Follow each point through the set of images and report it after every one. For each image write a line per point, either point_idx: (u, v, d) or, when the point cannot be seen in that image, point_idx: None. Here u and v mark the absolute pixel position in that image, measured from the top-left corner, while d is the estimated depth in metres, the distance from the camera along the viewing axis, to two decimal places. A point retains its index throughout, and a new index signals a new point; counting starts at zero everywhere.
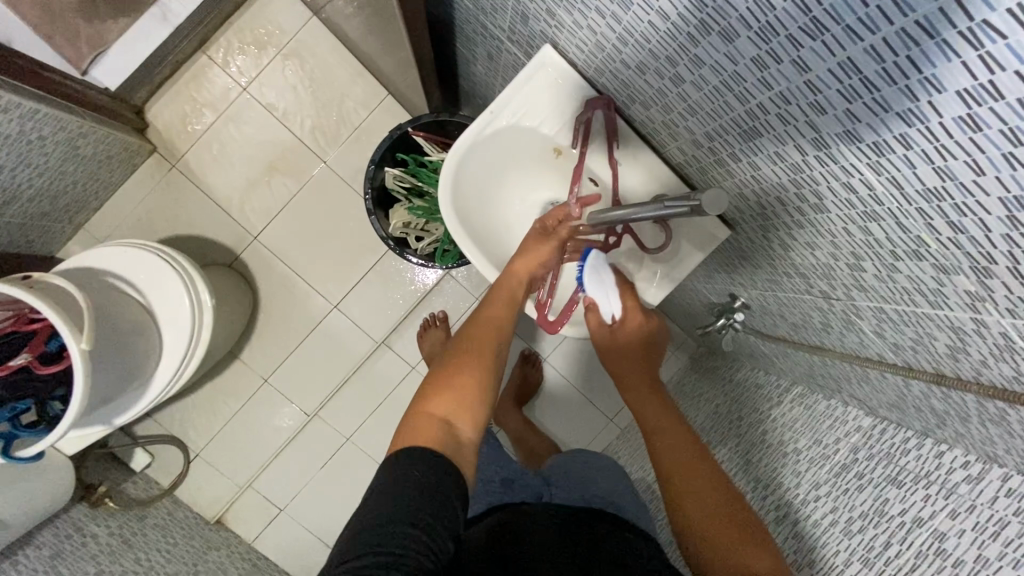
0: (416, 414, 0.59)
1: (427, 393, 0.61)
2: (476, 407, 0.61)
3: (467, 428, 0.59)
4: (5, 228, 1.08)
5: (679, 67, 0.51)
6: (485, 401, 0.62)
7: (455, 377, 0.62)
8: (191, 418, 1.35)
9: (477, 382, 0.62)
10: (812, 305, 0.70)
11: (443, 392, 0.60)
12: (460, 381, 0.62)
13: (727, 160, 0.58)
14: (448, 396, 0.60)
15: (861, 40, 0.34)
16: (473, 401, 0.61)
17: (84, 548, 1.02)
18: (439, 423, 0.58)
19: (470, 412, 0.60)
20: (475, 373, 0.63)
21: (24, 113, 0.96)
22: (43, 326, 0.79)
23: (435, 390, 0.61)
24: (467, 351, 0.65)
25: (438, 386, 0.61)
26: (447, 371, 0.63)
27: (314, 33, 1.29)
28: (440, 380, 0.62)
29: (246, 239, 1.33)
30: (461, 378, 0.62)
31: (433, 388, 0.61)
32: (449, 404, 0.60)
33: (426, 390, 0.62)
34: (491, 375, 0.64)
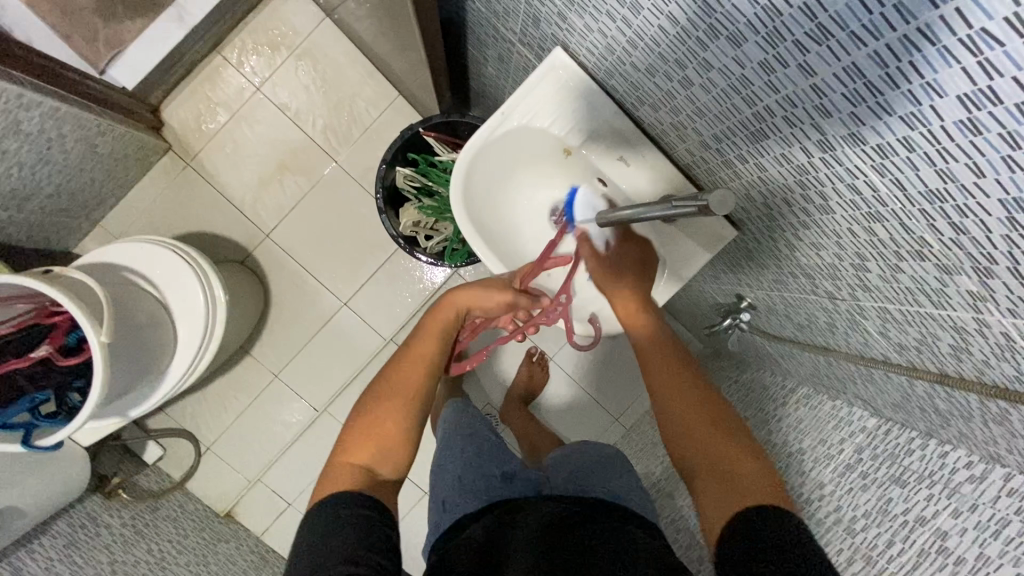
0: (335, 464, 0.64)
1: (349, 439, 0.66)
2: (397, 452, 0.66)
3: (387, 470, 0.65)
4: (24, 224, 1.10)
5: (688, 70, 0.52)
6: (406, 445, 0.68)
7: (376, 423, 0.67)
8: (202, 412, 1.37)
9: (399, 425, 0.68)
10: (817, 305, 0.71)
11: (365, 439, 0.66)
12: (384, 428, 0.67)
13: (735, 162, 0.59)
14: (368, 442, 0.66)
15: (865, 46, 0.35)
16: (394, 444, 0.67)
17: (97, 538, 1.04)
18: (359, 470, 0.63)
19: (392, 456, 0.66)
20: (397, 416, 0.68)
21: (45, 112, 0.98)
22: (63, 318, 0.81)
23: (357, 436, 0.66)
24: (391, 395, 0.70)
25: (360, 431, 0.67)
26: (370, 413, 0.68)
27: (326, 34, 1.31)
28: (364, 424, 0.67)
29: (258, 236, 1.35)
30: (384, 425, 0.67)
31: (355, 435, 0.67)
32: (367, 449, 0.65)
33: (346, 437, 0.67)
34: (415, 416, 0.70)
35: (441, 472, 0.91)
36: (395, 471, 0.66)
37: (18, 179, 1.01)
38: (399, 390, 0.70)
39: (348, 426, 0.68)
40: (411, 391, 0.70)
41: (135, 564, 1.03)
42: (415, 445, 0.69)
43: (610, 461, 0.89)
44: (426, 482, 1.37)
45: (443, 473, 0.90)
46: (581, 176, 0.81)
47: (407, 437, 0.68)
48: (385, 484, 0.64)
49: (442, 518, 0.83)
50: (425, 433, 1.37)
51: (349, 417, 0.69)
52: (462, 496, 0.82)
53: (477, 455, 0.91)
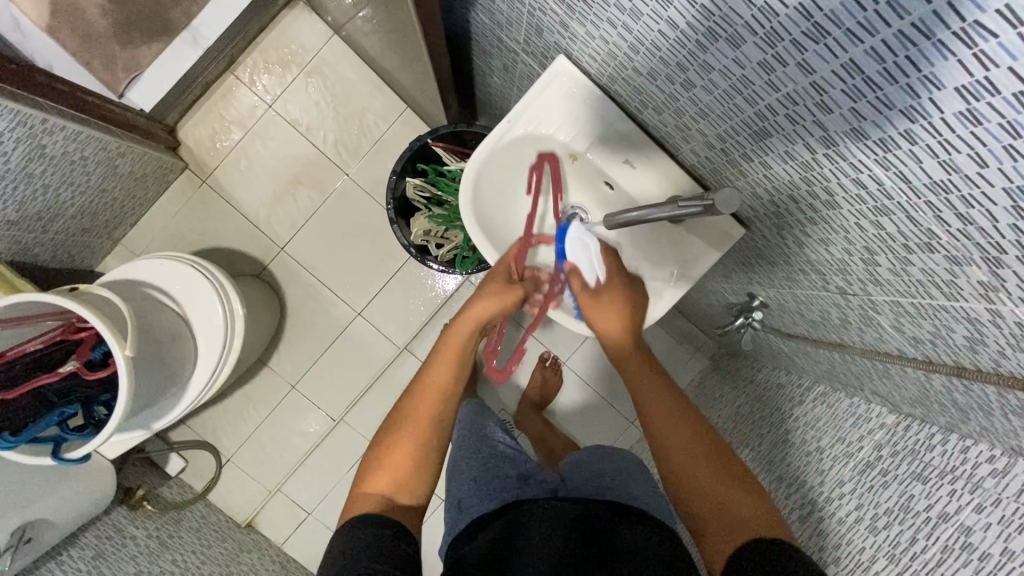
0: (357, 494, 0.67)
1: (369, 467, 0.68)
2: (415, 476, 0.67)
3: (406, 496, 0.66)
4: (50, 244, 1.14)
5: (689, 72, 0.53)
6: (425, 473, 0.68)
7: (392, 455, 0.68)
8: (222, 424, 1.39)
9: (416, 457, 0.68)
10: (829, 301, 0.71)
11: (383, 470, 0.67)
12: (399, 463, 0.68)
13: (740, 161, 0.59)
14: (386, 473, 0.67)
15: (861, 42, 0.35)
16: (412, 473, 0.67)
17: (123, 549, 1.06)
18: (377, 498, 0.65)
19: (409, 484, 0.67)
20: (413, 445, 0.68)
21: (68, 135, 1.02)
22: (90, 333, 0.83)
23: (375, 466, 0.67)
24: (409, 424, 0.70)
25: (380, 462, 0.68)
26: (388, 445, 0.69)
27: (335, 51, 1.35)
28: (381, 457, 0.68)
29: (273, 249, 1.38)
30: (400, 458, 0.68)
31: (373, 463, 0.68)
32: (388, 479, 0.66)
33: (367, 466, 0.68)
34: (432, 443, 0.70)
35: (457, 477, 0.91)
36: (417, 496, 0.67)
37: (43, 200, 1.05)
38: (416, 421, 0.71)
39: (369, 454, 0.70)
40: (427, 420, 0.71)
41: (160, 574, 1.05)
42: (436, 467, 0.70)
43: (626, 467, 0.89)
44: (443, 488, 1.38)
45: (459, 478, 0.91)
46: (587, 179, 0.81)
47: (423, 468, 0.68)
48: (406, 510, 0.65)
49: (459, 519, 0.84)
50: None
51: (370, 447, 0.70)
52: (479, 497, 0.83)
53: (491, 457, 0.92)
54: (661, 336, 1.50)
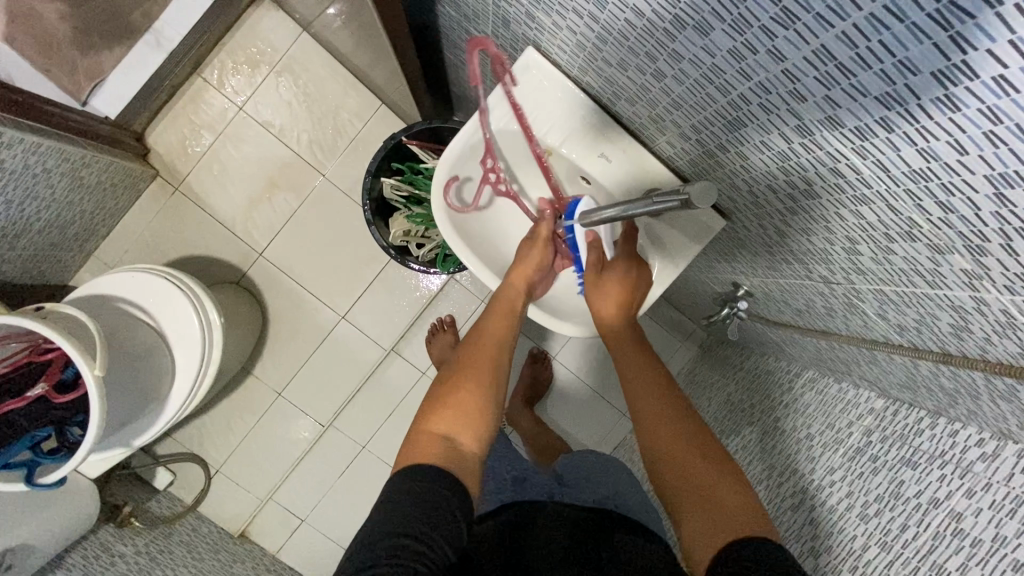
0: (415, 433, 0.61)
1: (429, 411, 0.63)
2: (477, 421, 0.62)
3: (467, 439, 0.60)
4: (17, 260, 1.11)
5: (659, 62, 0.51)
6: (488, 416, 0.63)
7: (456, 395, 0.63)
8: (209, 435, 1.37)
9: (480, 403, 0.63)
10: (813, 290, 0.69)
11: (447, 406, 0.62)
12: (459, 400, 0.63)
13: (717, 152, 0.57)
14: (450, 412, 0.62)
15: (832, 27, 0.34)
16: (475, 413, 0.62)
17: (112, 566, 1.05)
18: (440, 440, 0.59)
19: (471, 424, 0.61)
20: (477, 386, 0.64)
21: (28, 147, 0.98)
22: (58, 355, 0.80)
23: (440, 405, 0.63)
24: (473, 369, 0.66)
25: (442, 402, 0.63)
26: (451, 385, 0.65)
27: (305, 49, 1.31)
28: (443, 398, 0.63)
29: (252, 255, 1.35)
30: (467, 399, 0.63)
31: (436, 406, 0.63)
32: (453, 418, 0.61)
33: (428, 406, 0.63)
34: (497, 390, 0.66)
35: None
36: (478, 445, 0.61)
37: (7, 216, 1.01)
38: (477, 362, 0.67)
39: (428, 399, 0.65)
40: (489, 359, 0.68)
41: None
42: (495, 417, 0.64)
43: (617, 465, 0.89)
44: None
45: None
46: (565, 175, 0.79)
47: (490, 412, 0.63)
48: (470, 454, 0.59)
49: None
50: None
51: (428, 396, 0.65)
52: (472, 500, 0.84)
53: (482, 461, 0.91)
54: (650, 326, 1.49)
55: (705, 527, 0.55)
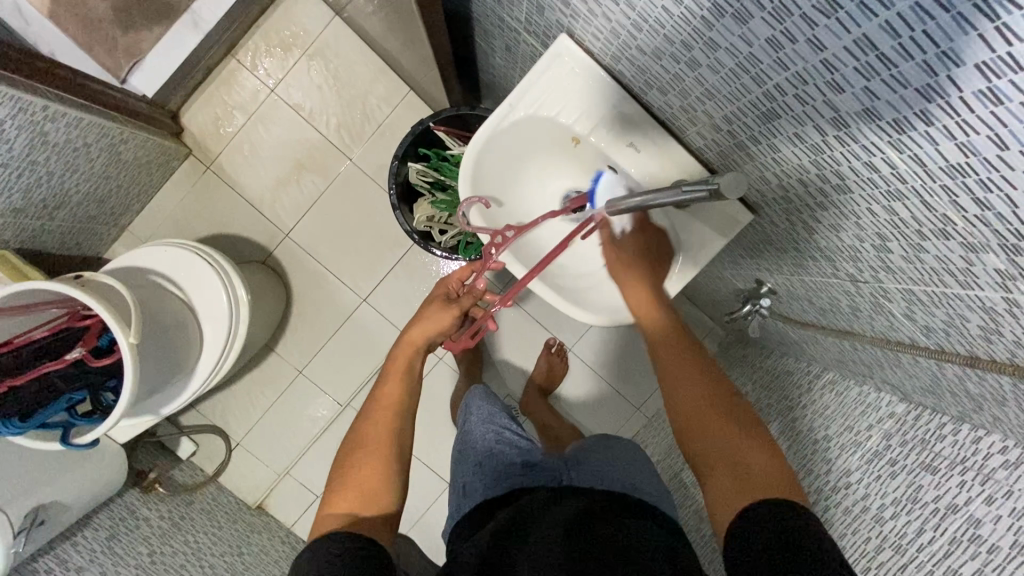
0: (322, 516, 0.67)
1: (333, 492, 0.69)
2: (377, 491, 0.69)
3: (373, 509, 0.67)
4: (56, 231, 1.15)
5: (694, 51, 0.51)
6: (389, 483, 0.70)
7: (355, 474, 0.70)
8: (231, 409, 1.41)
9: (381, 468, 0.70)
10: (838, 288, 0.69)
11: (348, 487, 0.68)
12: (357, 478, 0.69)
13: (748, 143, 0.57)
14: (352, 491, 0.68)
15: (875, 17, 0.33)
16: (374, 485, 0.69)
17: (137, 529, 1.11)
18: (343, 516, 0.66)
19: (374, 495, 0.68)
20: (378, 456, 0.72)
21: (70, 121, 1.02)
22: (94, 321, 0.83)
23: (343, 485, 0.69)
24: (373, 441, 0.73)
25: (342, 483, 0.69)
26: (350, 466, 0.71)
27: (337, 34, 1.33)
28: (345, 476, 0.70)
29: (278, 236, 1.38)
30: (365, 472, 0.70)
31: (340, 485, 0.69)
32: (353, 495, 0.68)
33: (334, 486, 0.70)
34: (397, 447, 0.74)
35: (462, 462, 0.94)
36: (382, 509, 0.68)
37: (49, 188, 1.06)
38: (374, 439, 0.73)
39: (332, 484, 0.70)
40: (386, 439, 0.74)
41: (174, 554, 1.11)
42: (398, 484, 0.71)
43: (629, 454, 0.90)
44: (448, 471, 1.40)
45: (464, 460, 0.93)
46: (591, 163, 0.77)
47: (391, 479, 0.70)
48: (375, 522, 0.66)
49: (462, 504, 0.86)
50: (447, 425, 1.40)
51: (333, 477, 0.71)
52: (485, 484, 0.85)
53: (496, 444, 0.92)
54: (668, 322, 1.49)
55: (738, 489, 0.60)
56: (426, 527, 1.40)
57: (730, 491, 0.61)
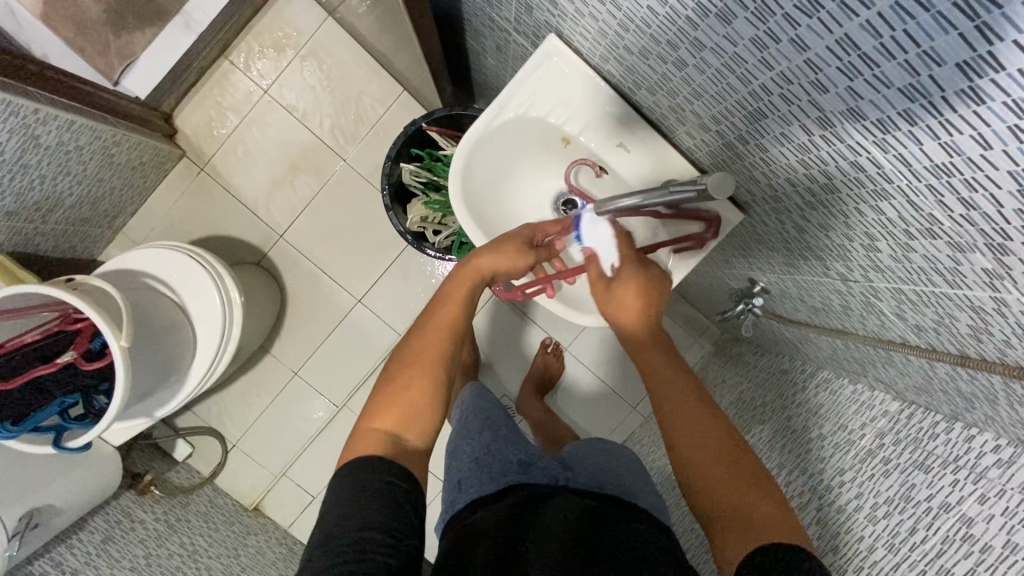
0: (362, 428, 0.63)
1: (377, 404, 0.64)
2: (422, 417, 0.63)
3: (413, 435, 0.62)
4: (49, 234, 1.15)
5: (680, 51, 0.50)
6: (436, 412, 0.64)
7: (403, 392, 0.64)
8: (227, 411, 1.41)
9: (425, 397, 0.64)
10: (831, 288, 0.68)
11: (388, 406, 0.63)
12: (403, 400, 0.63)
13: (736, 143, 0.57)
14: (398, 410, 0.63)
15: (857, 16, 0.33)
16: (421, 410, 0.63)
17: (132, 532, 1.13)
18: (385, 436, 0.61)
19: (419, 422, 0.63)
20: (423, 384, 0.64)
21: (61, 125, 1.01)
22: (87, 325, 0.82)
23: (382, 403, 0.64)
24: (419, 361, 0.66)
25: (387, 398, 0.64)
26: (398, 379, 0.65)
27: (330, 34, 1.32)
28: (391, 391, 0.64)
29: (273, 237, 1.37)
30: (411, 392, 0.64)
31: (383, 400, 0.64)
32: (397, 415, 0.63)
33: (380, 396, 0.65)
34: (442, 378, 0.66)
35: (455, 462, 0.94)
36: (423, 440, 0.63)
37: (41, 191, 1.06)
38: (422, 360, 0.66)
39: (374, 392, 0.66)
40: (437, 363, 0.66)
41: (170, 557, 1.13)
42: (445, 410, 0.66)
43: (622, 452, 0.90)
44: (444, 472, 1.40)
45: (457, 460, 0.94)
46: (582, 164, 0.77)
47: (436, 409, 0.64)
48: (415, 451, 0.62)
49: (456, 503, 0.86)
50: (442, 425, 1.40)
51: (377, 383, 0.66)
52: (479, 483, 0.85)
53: (489, 445, 0.92)
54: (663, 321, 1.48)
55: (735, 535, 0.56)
56: (423, 526, 1.40)
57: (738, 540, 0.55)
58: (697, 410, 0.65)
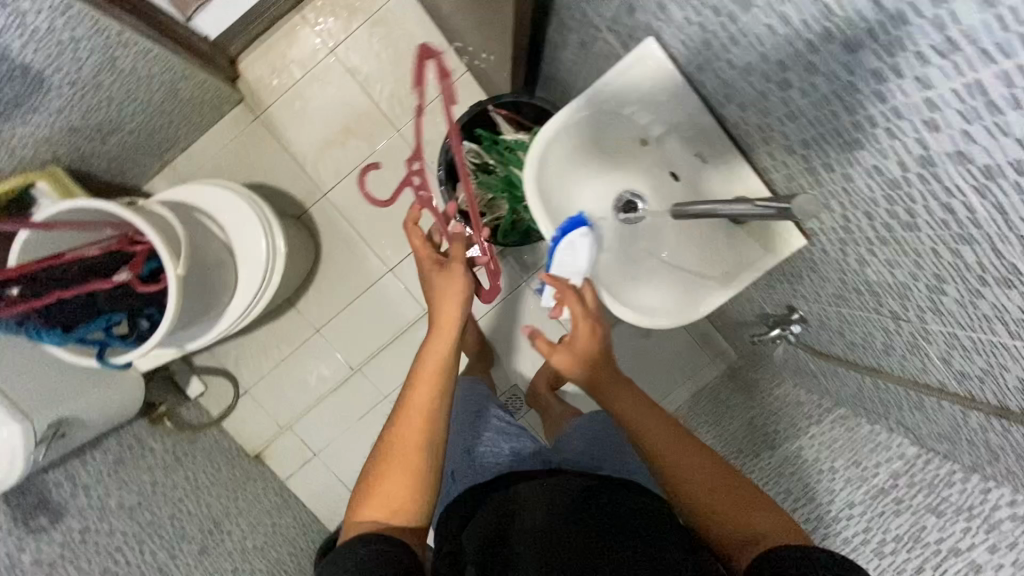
0: (357, 521, 0.72)
1: (366, 496, 0.74)
2: (412, 499, 0.73)
3: (404, 515, 0.72)
4: (103, 156, 1.17)
5: (789, 71, 0.52)
6: (421, 492, 0.74)
7: (386, 480, 0.73)
8: (244, 358, 1.43)
9: (411, 477, 0.74)
10: (877, 325, 0.70)
11: (379, 496, 0.72)
12: (388, 488, 0.73)
13: (819, 170, 0.58)
14: (383, 497, 0.72)
15: (995, 64, 0.35)
16: (405, 493, 0.73)
17: (141, 459, 1.16)
18: (376, 523, 0.70)
19: (405, 503, 0.72)
20: (411, 468, 0.74)
21: (139, 51, 1.02)
22: (143, 249, 0.84)
23: (372, 492, 0.73)
24: (399, 451, 0.75)
25: (373, 489, 0.73)
26: (381, 470, 0.74)
27: (404, 5, 1.34)
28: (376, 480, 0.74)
29: (316, 195, 1.38)
30: (394, 479, 0.73)
31: (371, 491, 0.73)
32: (385, 502, 0.72)
33: (365, 490, 0.74)
34: (429, 459, 0.76)
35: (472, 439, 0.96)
36: (414, 515, 0.73)
37: (106, 113, 1.07)
38: (404, 444, 0.75)
39: (365, 483, 0.75)
40: (415, 449, 0.75)
41: (174, 488, 1.17)
42: (432, 489, 0.75)
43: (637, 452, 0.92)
44: None
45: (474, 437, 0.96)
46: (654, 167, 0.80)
47: (422, 486, 0.74)
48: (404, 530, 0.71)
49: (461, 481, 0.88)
50: None
51: (365, 475, 0.76)
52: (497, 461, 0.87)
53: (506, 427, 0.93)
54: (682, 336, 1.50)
55: (744, 542, 0.63)
56: None
57: (752, 556, 0.62)
58: (692, 449, 0.71)
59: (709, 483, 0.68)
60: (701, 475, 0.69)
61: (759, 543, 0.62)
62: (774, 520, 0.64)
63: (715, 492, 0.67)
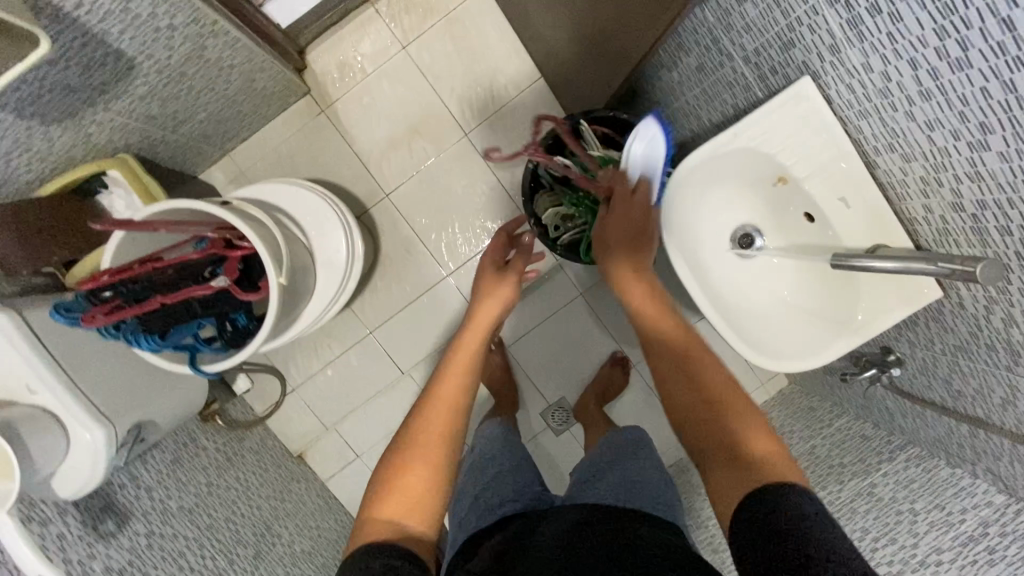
0: (369, 519, 0.66)
1: (378, 496, 0.68)
2: (427, 502, 0.68)
3: (416, 522, 0.66)
4: (171, 144, 1.13)
5: (991, 135, 0.49)
6: (436, 495, 0.69)
7: (405, 476, 0.69)
8: (294, 356, 1.40)
9: (429, 479, 0.69)
10: (1002, 381, 0.69)
11: (393, 493, 0.68)
12: (404, 484, 0.68)
13: (991, 233, 0.56)
14: (399, 496, 0.67)
15: None
16: (421, 497, 0.68)
17: (196, 458, 1.12)
18: (390, 525, 0.65)
19: (419, 509, 0.67)
20: (430, 463, 0.70)
21: (228, 41, 0.98)
22: (240, 253, 0.80)
23: (387, 489, 0.68)
24: (426, 442, 0.72)
25: (386, 489, 0.68)
26: (399, 468, 0.70)
27: (482, 6, 1.31)
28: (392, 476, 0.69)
29: (378, 194, 1.35)
30: (413, 477, 0.69)
31: (386, 489, 0.68)
32: (399, 505, 0.67)
33: (378, 493, 0.69)
34: (443, 476, 0.70)
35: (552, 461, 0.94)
36: (427, 525, 0.67)
37: (184, 102, 1.03)
38: (426, 442, 0.72)
39: (376, 481, 0.70)
40: (437, 445, 0.72)
41: (227, 489, 1.14)
42: (446, 495, 0.70)
43: None
44: None
45: None
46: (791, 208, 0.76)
47: (439, 491, 0.69)
48: (418, 540, 0.65)
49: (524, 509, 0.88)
50: None
51: (379, 474, 0.71)
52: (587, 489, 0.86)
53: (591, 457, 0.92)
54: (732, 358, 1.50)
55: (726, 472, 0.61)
56: None
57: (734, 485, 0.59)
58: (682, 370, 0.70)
59: (697, 410, 0.66)
60: (689, 391, 0.68)
61: (740, 475, 0.59)
62: (757, 431, 0.62)
63: (702, 414, 0.66)
